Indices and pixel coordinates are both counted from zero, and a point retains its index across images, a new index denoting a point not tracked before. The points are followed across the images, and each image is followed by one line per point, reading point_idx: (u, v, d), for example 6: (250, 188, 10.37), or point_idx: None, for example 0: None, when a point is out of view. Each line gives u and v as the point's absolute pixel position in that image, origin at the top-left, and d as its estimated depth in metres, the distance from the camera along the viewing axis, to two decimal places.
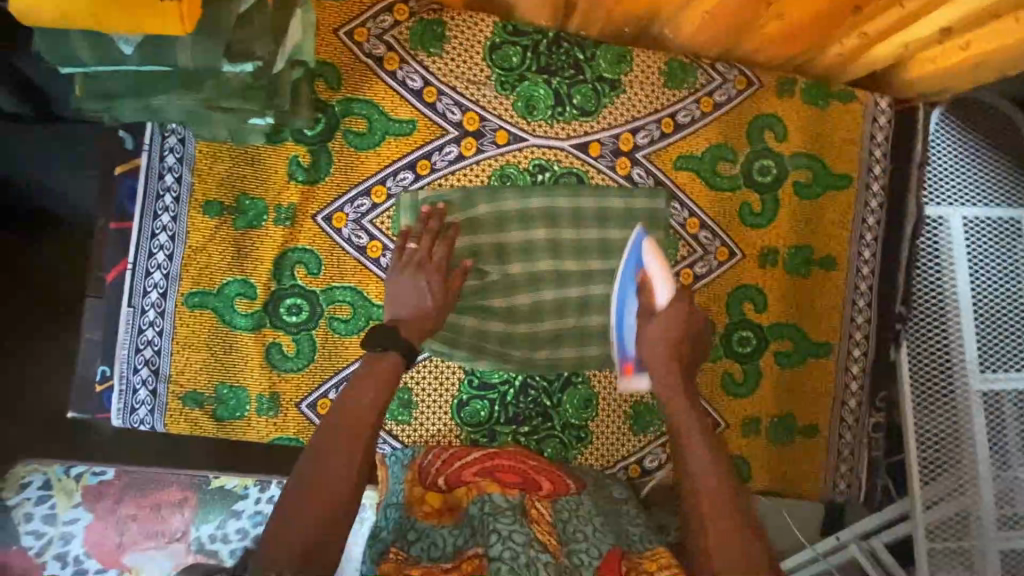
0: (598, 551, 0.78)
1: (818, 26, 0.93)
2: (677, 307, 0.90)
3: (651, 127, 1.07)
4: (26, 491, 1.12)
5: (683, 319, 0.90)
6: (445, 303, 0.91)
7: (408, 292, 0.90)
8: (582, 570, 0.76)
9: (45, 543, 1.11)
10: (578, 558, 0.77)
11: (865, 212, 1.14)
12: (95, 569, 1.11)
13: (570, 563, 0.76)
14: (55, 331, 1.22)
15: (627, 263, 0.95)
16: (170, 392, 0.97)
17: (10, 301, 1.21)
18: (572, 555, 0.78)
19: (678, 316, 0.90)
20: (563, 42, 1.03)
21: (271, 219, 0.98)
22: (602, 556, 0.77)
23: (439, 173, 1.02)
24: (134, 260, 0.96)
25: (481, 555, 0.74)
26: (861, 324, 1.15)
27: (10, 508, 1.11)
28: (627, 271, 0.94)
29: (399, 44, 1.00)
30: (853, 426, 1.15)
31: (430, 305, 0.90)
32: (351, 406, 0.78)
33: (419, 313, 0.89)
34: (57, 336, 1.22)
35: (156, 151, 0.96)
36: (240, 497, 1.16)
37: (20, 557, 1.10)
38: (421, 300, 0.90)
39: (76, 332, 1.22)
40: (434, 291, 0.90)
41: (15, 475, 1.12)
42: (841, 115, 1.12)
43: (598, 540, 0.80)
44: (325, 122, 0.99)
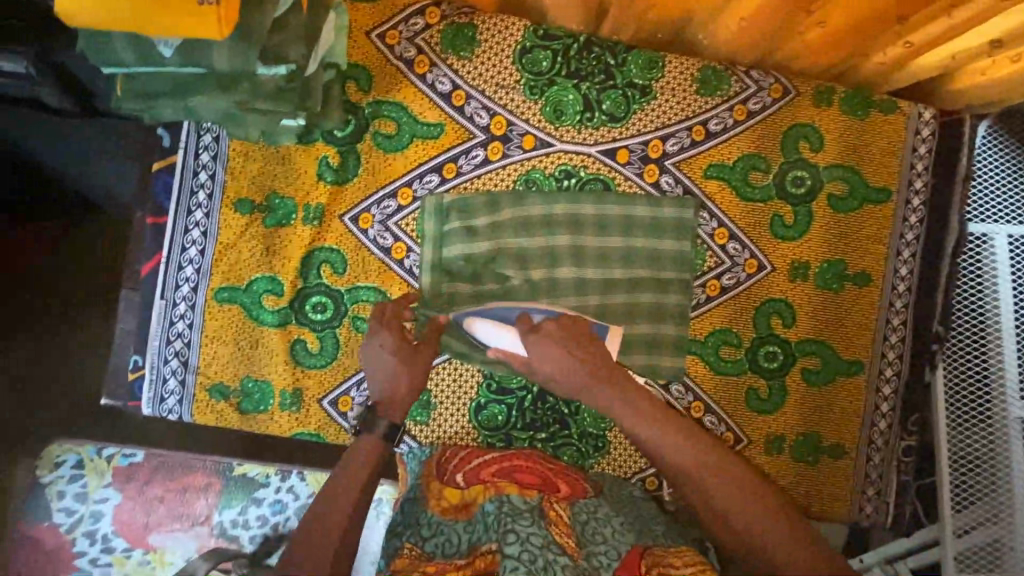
0: (617, 553, 0.78)
1: (860, 34, 0.90)
2: (529, 350, 0.85)
3: (681, 134, 1.05)
4: (60, 469, 1.19)
5: (550, 351, 0.85)
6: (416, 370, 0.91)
7: (380, 366, 0.90)
8: (602, 572, 0.75)
9: (77, 520, 1.16)
10: (598, 560, 0.77)
11: (904, 227, 1.09)
12: (122, 548, 1.16)
13: (590, 565, 0.75)
14: (67, 320, 1.28)
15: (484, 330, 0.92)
16: (198, 383, 0.99)
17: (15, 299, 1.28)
18: (591, 556, 0.77)
19: (538, 354, 0.85)
20: (594, 47, 1.02)
21: (300, 218, 1.00)
22: (621, 558, 0.77)
23: (465, 177, 1.02)
24: (167, 254, 0.99)
25: (494, 551, 0.77)
26: (893, 343, 1.11)
27: (46, 484, 1.18)
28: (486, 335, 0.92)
29: (429, 47, 1.00)
30: (882, 448, 1.12)
31: (405, 379, 0.90)
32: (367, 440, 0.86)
33: (395, 392, 0.88)
34: (70, 329, 1.29)
35: (191, 149, 0.99)
36: (261, 485, 1.19)
37: (53, 534, 1.16)
38: (390, 372, 0.89)
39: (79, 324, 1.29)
40: (405, 368, 0.90)
41: (51, 454, 1.19)
42: (881, 126, 1.08)
43: (618, 543, 0.80)
44: (355, 123, 1.00)
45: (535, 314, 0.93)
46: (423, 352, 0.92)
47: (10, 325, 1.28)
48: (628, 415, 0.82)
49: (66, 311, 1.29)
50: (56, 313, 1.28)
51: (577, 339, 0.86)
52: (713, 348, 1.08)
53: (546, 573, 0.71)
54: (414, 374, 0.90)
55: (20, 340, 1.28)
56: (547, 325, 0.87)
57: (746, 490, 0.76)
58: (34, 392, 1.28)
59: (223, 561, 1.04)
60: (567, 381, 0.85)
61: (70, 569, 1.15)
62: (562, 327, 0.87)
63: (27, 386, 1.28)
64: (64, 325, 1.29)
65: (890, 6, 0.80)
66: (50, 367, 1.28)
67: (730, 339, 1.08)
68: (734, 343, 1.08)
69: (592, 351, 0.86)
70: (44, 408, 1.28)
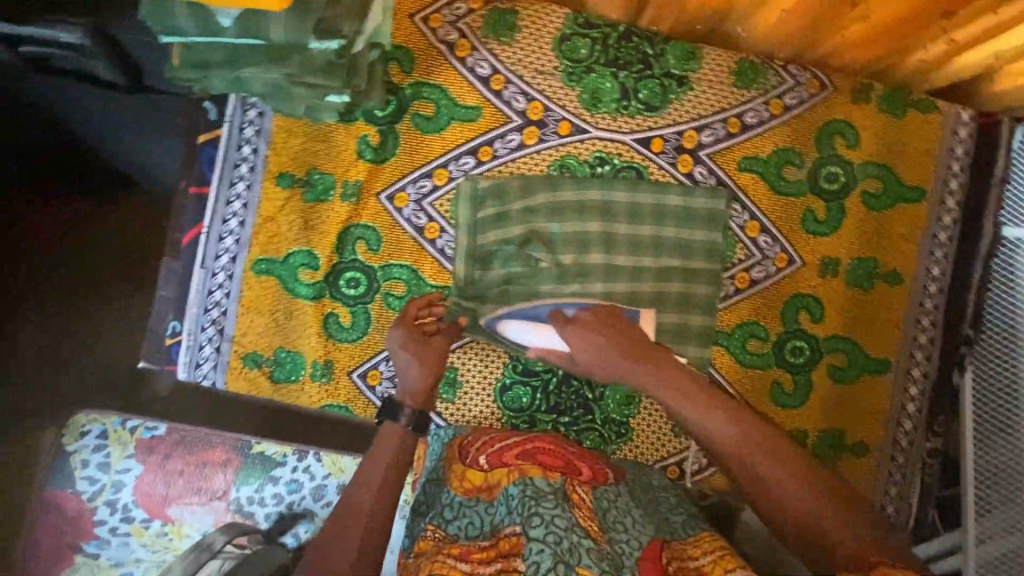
0: (639, 542, 0.78)
1: (902, 30, 0.90)
2: (568, 341, 0.90)
3: (716, 126, 1.06)
4: (85, 439, 1.21)
5: (584, 342, 0.89)
6: (427, 360, 0.94)
7: (400, 363, 0.94)
8: (624, 559, 0.75)
9: (99, 489, 1.18)
10: (620, 547, 0.77)
11: (937, 228, 1.09)
12: (141, 518, 1.17)
13: (613, 550, 0.76)
14: (102, 293, 1.32)
15: (518, 318, 0.97)
16: (232, 351, 1.02)
17: (50, 277, 1.32)
18: (613, 543, 0.77)
19: (576, 344, 0.89)
20: (633, 36, 1.03)
21: (338, 194, 1.02)
22: (643, 547, 0.77)
23: (500, 160, 1.03)
24: (209, 224, 1.01)
25: (519, 532, 0.77)
26: (922, 343, 1.10)
27: (71, 452, 1.20)
28: (519, 324, 0.96)
29: (471, 31, 1.02)
30: (906, 449, 1.11)
31: (419, 370, 0.93)
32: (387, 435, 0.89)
33: (412, 384, 0.92)
34: (107, 300, 1.33)
35: (236, 124, 1.01)
36: (278, 464, 1.22)
37: (75, 500, 1.18)
38: (406, 366, 0.93)
39: (102, 305, 1.32)
40: (418, 360, 0.93)
41: (76, 423, 1.21)
42: (919, 125, 1.07)
43: (638, 533, 0.80)
44: (396, 104, 1.02)
45: (568, 307, 0.96)
46: (437, 342, 0.96)
47: (46, 297, 1.32)
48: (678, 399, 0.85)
49: (101, 283, 1.33)
50: (59, 297, 1.32)
51: (613, 329, 0.90)
52: (738, 340, 1.08)
53: (571, 555, 0.70)
54: (426, 364, 0.93)
55: (54, 309, 1.32)
56: (584, 317, 0.91)
57: (794, 470, 0.77)
58: (66, 359, 1.31)
59: (240, 535, 1.10)
60: (606, 366, 0.89)
61: (89, 536, 1.16)
62: (599, 317, 0.91)
63: (60, 354, 1.31)
64: (99, 298, 1.32)
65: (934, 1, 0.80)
66: (83, 335, 1.32)
67: (757, 333, 1.08)
68: (761, 336, 1.08)
69: (628, 340, 0.90)
70: (75, 376, 1.31)
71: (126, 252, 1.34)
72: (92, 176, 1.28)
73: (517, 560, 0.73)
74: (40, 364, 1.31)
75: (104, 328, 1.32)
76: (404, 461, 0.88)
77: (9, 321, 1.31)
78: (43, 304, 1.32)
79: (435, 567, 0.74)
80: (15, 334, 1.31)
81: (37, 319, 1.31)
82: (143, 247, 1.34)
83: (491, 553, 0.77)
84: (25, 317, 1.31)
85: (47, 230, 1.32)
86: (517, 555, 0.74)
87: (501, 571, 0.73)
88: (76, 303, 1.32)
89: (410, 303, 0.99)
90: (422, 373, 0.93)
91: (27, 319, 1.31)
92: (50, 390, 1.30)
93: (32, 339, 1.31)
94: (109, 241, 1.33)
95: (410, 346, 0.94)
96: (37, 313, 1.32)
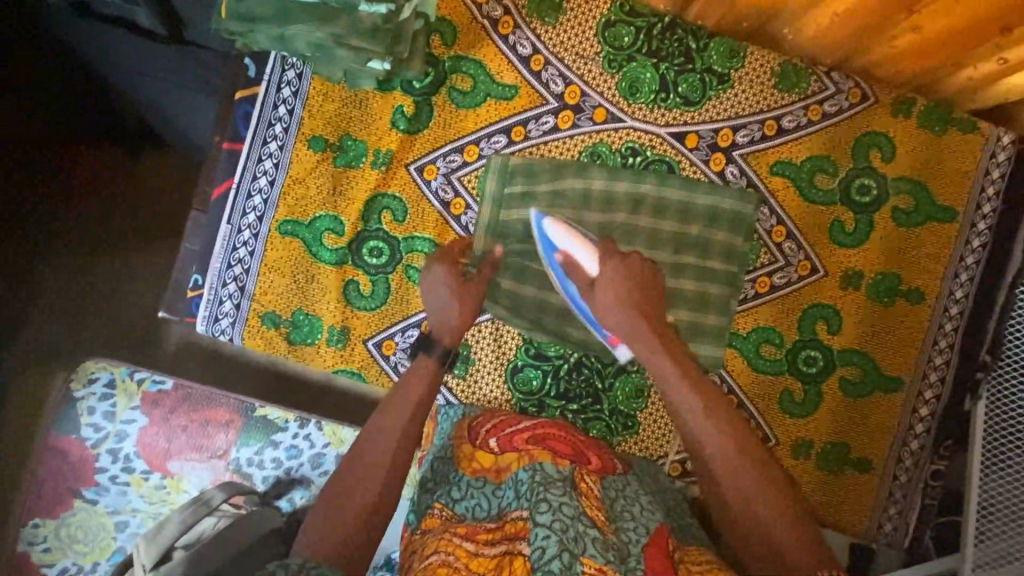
0: (646, 530, 0.79)
1: (954, 47, 0.88)
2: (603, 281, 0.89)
3: (753, 127, 1.05)
4: (93, 386, 1.22)
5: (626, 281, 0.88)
6: (463, 296, 0.93)
7: (437, 296, 0.93)
8: (631, 546, 0.76)
9: (102, 437, 1.19)
10: (626, 536, 0.77)
11: (965, 250, 1.08)
12: (142, 470, 1.19)
13: (619, 539, 0.76)
14: (117, 251, 1.33)
15: (544, 246, 0.95)
16: (252, 309, 1.03)
17: (63, 234, 1.32)
18: (620, 531, 0.77)
19: (610, 287, 0.88)
20: (678, 29, 1.02)
21: (369, 162, 1.02)
22: (649, 533, 0.78)
23: (532, 141, 1.03)
24: (239, 180, 1.02)
25: (525, 518, 0.77)
26: (938, 364, 1.09)
27: (77, 399, 1.21)
28: (547, 250, 0.95)
29: (516, 9, 1.01)
30: (910, 468, 1.11)
31: (455, 308, 0.92)
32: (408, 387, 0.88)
33: (447, 318, 0.92)
34: (124, 255, 1.34)
35: (274, 82, 1.01)
36: (279, 429, 1.23)
37: (78, 447, 1.19)
38: (445, 302, 0.93)
39: (118, 261, 1.33)
40: (457, 296, 0.93)
41: (85, 370, 1.23)
42: (957, 144, 1.06)
43: (647, 520, 0.81)
44: (434, 76, 1.01)
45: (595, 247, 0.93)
46: (473, 286, 0.95)
47: (58, 252, 1.32)
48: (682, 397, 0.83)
49: (121, 240, 1.34)
50: (74, 258, 1.33)
51: (649, 281, 0.90)
52: (753, 344, 1.08)
53: (576, 544, 0.70)
54: (465, 302, 0.93)
55: (67, 265, 1.32)
56: (634, 260, 0.90)
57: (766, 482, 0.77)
58: (84, 310, 1.32)
59: (236, 494, 1.11)
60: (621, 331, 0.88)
61: (90, 483, 1.18)
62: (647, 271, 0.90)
63: (78, 301, 1.32)
64: (118, 250, 1.33)
65: (994, 16, 0.78)
66: (96, 286, 1.33)
67: (773, 338, 1.08)
68: (775, 342, 1.08)
69: (650, 303, 0.89)
70: (92, 327, 1.33)
71: (130, 233, 1.34)
72: (79, 153, 1.31)
73: (522, 543, 0.74)
74: (58, 310, 1.32)
75: (119, 278, 1.33)
76: (423, 411, 0.86)
77: (27, 265, 1.31)
78: (65, 251, 1.32)
79: (440, 544, 0.76)
80: (34, 278, 1.32)
81: (51, 267, 1.32)
82: (146, 231, 1.34)
83: (496, 535, 0.78)
84: (35, 272, 1.32)
85: (64, 187, 1.32)
86: (523, 539, 0.74)
87: (506, 552, 0.74)
88: (97, 251, 1.33)
89: (450, 240, 1.00)
90: (459, 311, 0.92)
91: (47, 263, 1.32)
92: (59, 342, 1.31)
93: (52, 284, 1.32)
94: (111, 219, 1.34)
95: (451, 282, 0.93)
96: (57, 258, 1.32)
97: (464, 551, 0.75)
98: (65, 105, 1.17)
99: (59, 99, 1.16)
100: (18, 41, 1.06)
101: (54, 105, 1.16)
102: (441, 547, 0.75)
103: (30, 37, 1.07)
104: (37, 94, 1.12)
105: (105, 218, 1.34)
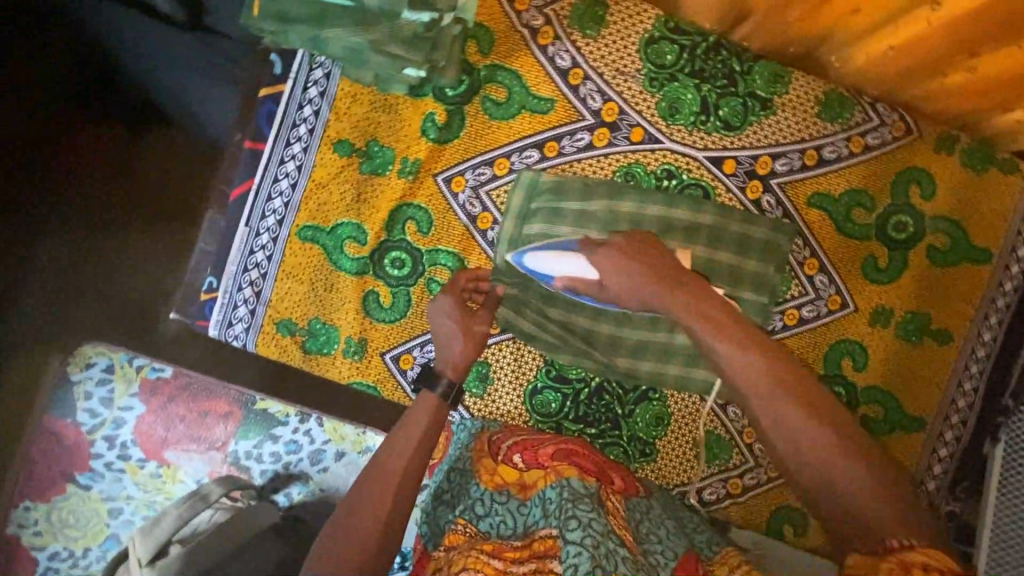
0: (674, 553, 0.77)
1: (1009, 92, 0.85)
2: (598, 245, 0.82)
3: (793, 155, 1.02)
4: (90, 370, 1.18)
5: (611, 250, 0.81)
6: (468, 334, 0.91)
7: (442, 331, 0.92)
8: (659, 569, 0.74)
9: (99, 423, 1.16)
10: (655, 558, 0.76)
11: (997, 292, 1.04)
12: (137, 458, 1.16)
13: (648, 560, 0.75)
14: (113, 250, 1.24)
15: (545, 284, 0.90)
16: (267, 315, 1.00)
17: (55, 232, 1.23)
18: (649, 553, 0.76)
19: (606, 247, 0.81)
20: (722, 50, 0.99)
21: (396, 170, 0.99)
22: (678, 558, 0.76)
23: (565, 158, 0.99)
24: (260, 181, 0.98)
25: (554, 535, 0.75)
26: (961, 408, 1.06)
27: (74, 382, 1.17)
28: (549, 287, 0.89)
29: (557, 19, 0.98)
30: (925, 510, 1.08)
31: (457, 343, 0.91)
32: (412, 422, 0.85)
33: (446, 354, 0.91)
34: (119, 252, 1.24)
35: (301, 81, 0.98)
36: (280, 423, 1.18)
37: (73, 432, 1.16)
38: (448, 338, 0.92)
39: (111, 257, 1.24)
40: (460, 331, 0.91)
41: (83, 354, 1.18)
42: (997, 184, 1.03)
43: (674, 543, 0.79)
44: (468, 84, 0.98)
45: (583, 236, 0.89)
46: (480, 316, 0.93)
47: (50, 249, 1.23)
48: (746, 375, 0.70)
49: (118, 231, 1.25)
50: (67, 257, 1.24)
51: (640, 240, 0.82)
52: None
53: (609, 560, 0.69)
54: (468, 338, 0.91)
55: (58, 262, 1.24)
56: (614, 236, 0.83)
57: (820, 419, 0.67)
58: (76, 314, 1.23)
59: (234, 489, 1.08)
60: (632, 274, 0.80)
61: (84, 468, 1.15)
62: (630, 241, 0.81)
63: (68, 296, 1.23)
64: (114, 250, 1.24)
65: None
66: (88, 283, 1.23)
67: None
68: None
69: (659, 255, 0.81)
70: (92, 327, 1.24)
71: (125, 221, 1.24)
72: (74, 143, 1.21)
73: (553, 561, 0.73)
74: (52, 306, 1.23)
75: (119, 268, 1.24)
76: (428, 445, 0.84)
77: (22, 261, 1.23)
78: (57, 244, 1.23)
79: (468, 562, 0.75)
80: (23, 278, 1.23)
81: (44, 268, 1.23)
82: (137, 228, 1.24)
83: (524, 553, 0.76)
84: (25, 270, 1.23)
85: (63, 183, 1.23)
86: (555, 557, 0.73)
87: (536, 571, 0.73)
88: (89, 246, 1.24)
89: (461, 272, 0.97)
90: (461, 346, 0.91)
91: (48, 260, 1.23)
92: (46, 353, 1.22)
93: (48, 282, 1.23)
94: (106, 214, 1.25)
95: (455, 316, 0.92)
96: (47, 256, 1.23)
97: (492, 570, 0.73)
98: (65, 105, 1.15)
99: (59, 99, 1.13)
100: (18, 40, 0.99)
101: (54, 104, 1.14)
102: (471, 565, 0.74)
103: (30, 36, 1.00)
104: (37, 93, 1.09)
105: (99, 211, 1.24)
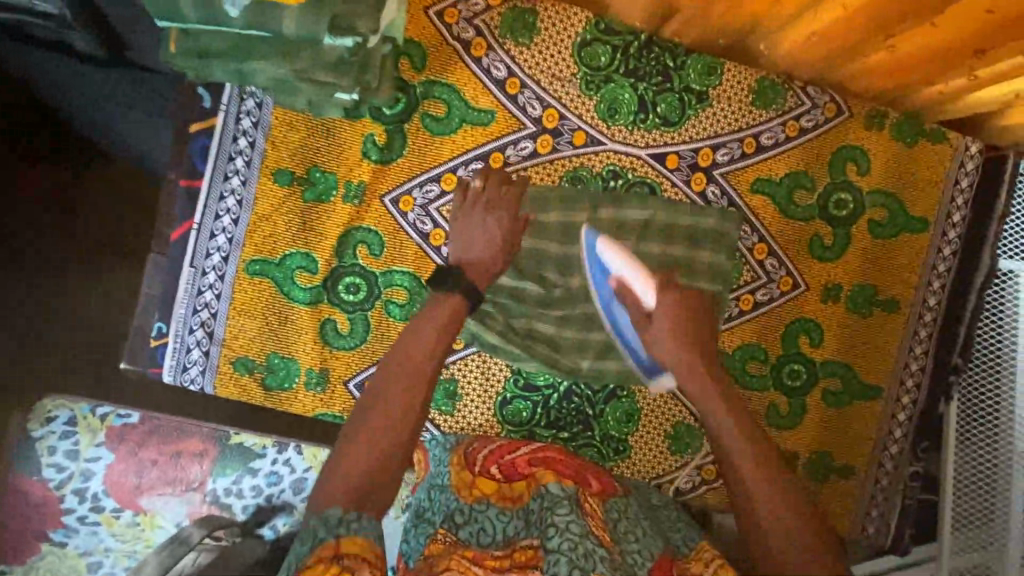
0: (650, 553, 0.78)
1: (930, 66, 0.87)
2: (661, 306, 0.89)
3: (732, 145, 1.04)
4: (52, 424, 1.11)
5: (678, 305, 0.89)
6: (508, 238, 0.93)
7: (477, 234, 0.92)
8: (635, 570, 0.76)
9: (66, 477, 1.10)
10: (631, 558, 0.77)
11: (937, 258, 1.09)
12: (112, 508, 1.11)
13: (624, 560, 0.76)
14: (66, 298, 1.18)
15: (594, 274, 0.95)
16: (222, 355, 0.97)
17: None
18: (625, 553, 0.77)
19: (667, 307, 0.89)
20: (654, 47, 1.00)
21: (340, 195, 0.97)
22: (654, 558, 0.77)
23: (511, 167, 0.99)
24: (200, 220, 0.95)
25: (536, 546, 0.78)
26: (914, 370, 1.11)
27: (36, 438, 1.10)
28: (599, 283, 0.94)
29: (488, 30, 0.97)
30: (890, 472, 1.12)
31: (491, 250, 0.92)
32: (408, 352, 0.85)
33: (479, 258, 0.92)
34: (68, 297, 1.18)
35: (232, 113, 0.95)
36: (258, 456, 1.14)
37: (40, 488, 1.10)
38: (487, 240, 0.92)
39: (65, 304, 1.19)
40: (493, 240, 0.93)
41: (43, 408, 1.11)
42: (925, 155, 1.07)
43: (649, 543, 0.80)
44: (405, 101, 0.97)
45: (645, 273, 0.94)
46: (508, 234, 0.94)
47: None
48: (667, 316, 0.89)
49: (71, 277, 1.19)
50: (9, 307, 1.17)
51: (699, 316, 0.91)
52: (740, 361, 1.08)
53: (588, 562, 0.71)
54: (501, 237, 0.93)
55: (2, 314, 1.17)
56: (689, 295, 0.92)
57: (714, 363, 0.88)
58: (48, 355, 1.17)
59: (216, 529, 1.04)
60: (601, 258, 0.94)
61: (57, 525, 1.10)
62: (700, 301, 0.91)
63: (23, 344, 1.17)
64: (68, 292, 1.18)
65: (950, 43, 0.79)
66: (38, 329, 1.18)
67: (757, 355, 1.09)
68: (760, 358, 1.09)
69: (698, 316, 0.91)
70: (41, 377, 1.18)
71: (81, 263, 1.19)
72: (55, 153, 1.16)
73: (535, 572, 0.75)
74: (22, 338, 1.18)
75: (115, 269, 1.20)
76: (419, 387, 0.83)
77: None
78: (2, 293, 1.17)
79: (451, 564, 0.74)
80: None
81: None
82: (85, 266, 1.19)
83: (505, 562, 0.76)
84: None
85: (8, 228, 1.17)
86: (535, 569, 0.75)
87: None
88: (39, 296, 1.18)
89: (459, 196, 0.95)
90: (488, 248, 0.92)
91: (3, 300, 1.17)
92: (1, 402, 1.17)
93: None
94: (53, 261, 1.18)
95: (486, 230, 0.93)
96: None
97: None
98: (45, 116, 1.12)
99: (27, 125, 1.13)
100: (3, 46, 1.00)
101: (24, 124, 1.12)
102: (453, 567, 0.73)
103: None
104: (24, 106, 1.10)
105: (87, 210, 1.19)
